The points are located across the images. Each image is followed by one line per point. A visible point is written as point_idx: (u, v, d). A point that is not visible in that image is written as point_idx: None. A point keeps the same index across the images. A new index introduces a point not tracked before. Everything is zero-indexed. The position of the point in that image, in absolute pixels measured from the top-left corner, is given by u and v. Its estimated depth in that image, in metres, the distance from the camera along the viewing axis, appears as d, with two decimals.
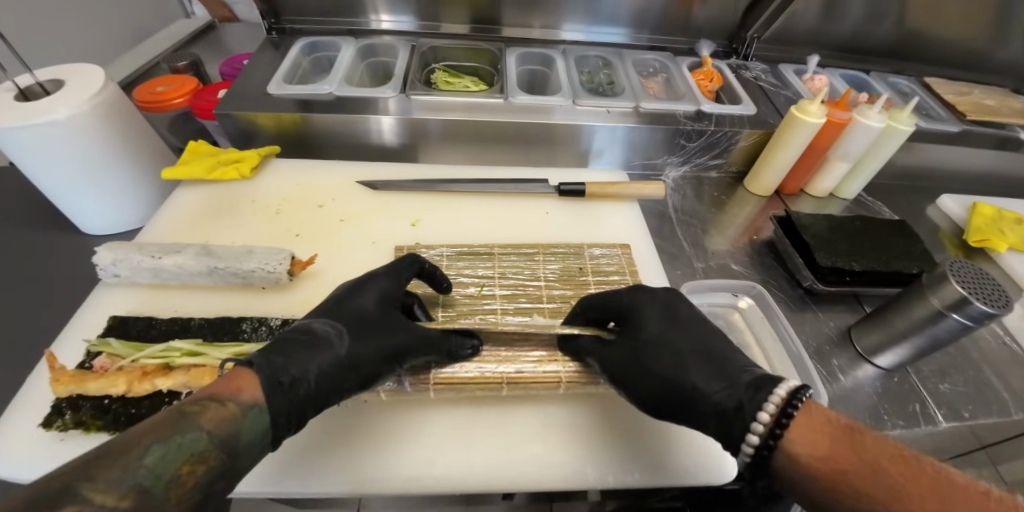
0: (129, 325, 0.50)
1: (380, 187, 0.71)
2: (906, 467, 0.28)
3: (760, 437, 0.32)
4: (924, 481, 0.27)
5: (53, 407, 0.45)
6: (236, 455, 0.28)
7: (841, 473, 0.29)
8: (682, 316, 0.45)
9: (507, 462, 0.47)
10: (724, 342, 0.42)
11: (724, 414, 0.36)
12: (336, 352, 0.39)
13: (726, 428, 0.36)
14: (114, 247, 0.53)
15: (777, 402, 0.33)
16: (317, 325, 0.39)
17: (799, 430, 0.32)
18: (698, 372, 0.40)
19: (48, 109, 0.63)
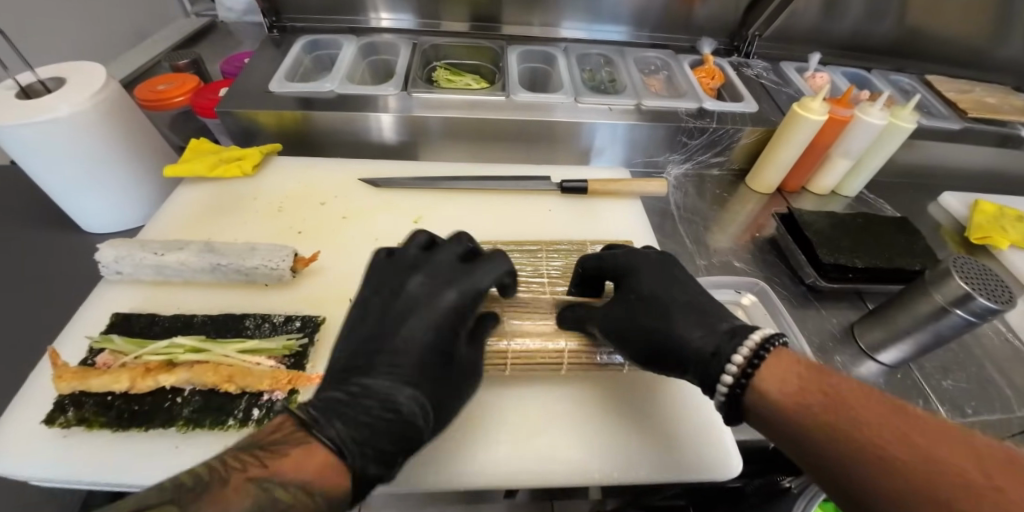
0: (131, 322, 0.50)
1: (382, 184, 0.71)
2: (870, 403, 0.28)
3: (731, 381, 0.33)
4: (886, 415, 0.28)
5: (55, 404, 0.44)
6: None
7: (809, 407, 0.30)
8: (677, 277, 0.45)
9: (512, 458, 0.46)
10: (708, 300, 0.42)
11: (703, 357, 0.36)
12: (420, 418, 0.35)
13: (703, 371, 0.36)
14: (116, 244, 0.53)
15: (750, 346, 0.34)
16: (397, 398, 0.35)
17: (771, 369, 0.32)
18: (684, 320, 0.39)
19: (50, 107, 0.63)
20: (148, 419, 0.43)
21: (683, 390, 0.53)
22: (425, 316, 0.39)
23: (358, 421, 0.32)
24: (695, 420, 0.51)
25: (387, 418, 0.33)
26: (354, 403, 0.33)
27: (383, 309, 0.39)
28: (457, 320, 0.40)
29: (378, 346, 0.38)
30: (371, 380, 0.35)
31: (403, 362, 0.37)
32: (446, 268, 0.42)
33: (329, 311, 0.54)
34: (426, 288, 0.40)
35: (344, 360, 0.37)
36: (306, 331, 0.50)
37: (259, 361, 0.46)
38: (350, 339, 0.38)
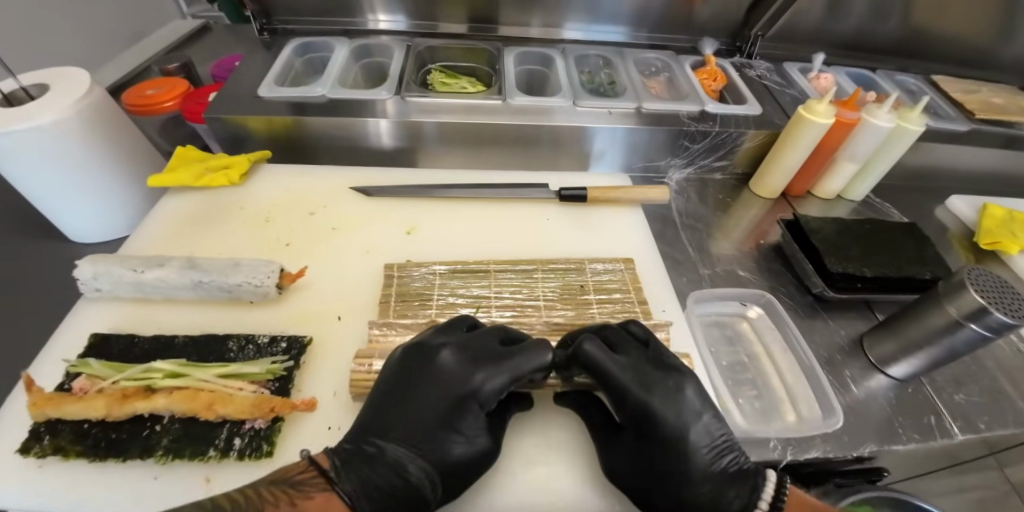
0: (110, 344, 0.48)
1: (374, 193, 0.68)
2: None
3: None
4: None
5: (31, 432, 0.42)
6: None
7: None
8: (694, 413, 0.43)
9: (509, 488, 0.43)
10: (704, 436, 0.42)
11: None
12: (429, 486, 0.38)
13: None
14: (95, 260, 0.51)
15: (768, 498, 0.40)
16: (410, 473, 0.38)
17: None
18: (702, 482, 0.41)
19: (27, 114, 0.61)
20: (124, 450, 0.41)
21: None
22: (449, 394, 0.41)
23: (369, 484, 0.36)
24: None
25: (395, 484, 0.37)
26: (370, 464, 0.37)
27: (412, 379, 0.42)
28: (480, 401, 0.42)
29: (400, 409, 0.41)
30: (390, 444, 0.39)
31: (421, 434, 0.40)
32: (477, 346, 0.44)
33: (318, 330, 0.52)
34: (455, 366, 0.42)
35: (371, 417, 0.41)
36: (290, 354, 0.47)
37: (241, 387, 0.44)
38: (380, 402, 0.42)
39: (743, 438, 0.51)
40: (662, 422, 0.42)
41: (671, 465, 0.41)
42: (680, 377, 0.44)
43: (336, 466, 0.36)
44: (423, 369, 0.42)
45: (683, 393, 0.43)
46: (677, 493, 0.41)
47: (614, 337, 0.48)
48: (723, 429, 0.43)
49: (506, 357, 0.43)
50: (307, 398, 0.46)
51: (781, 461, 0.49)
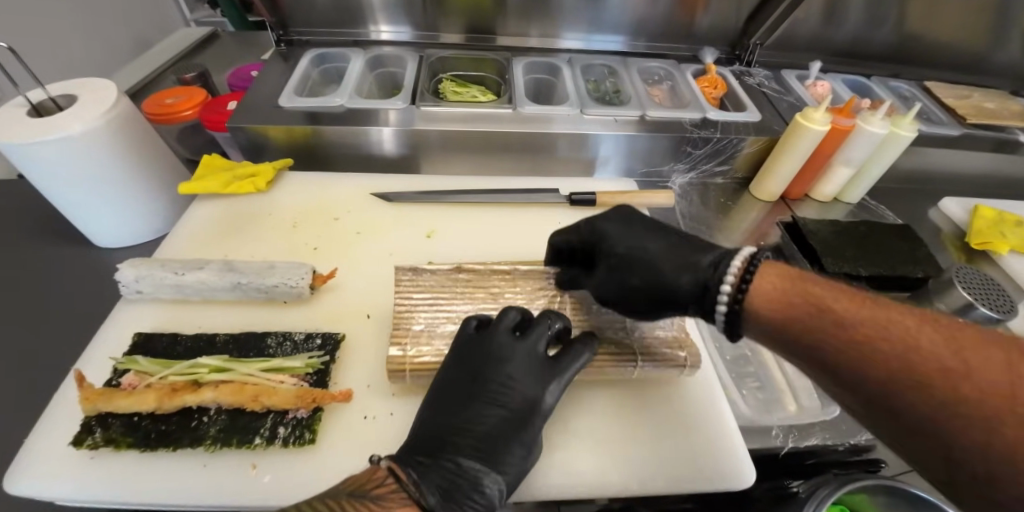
0: (154, 342, 0.51)
1: (394, 199, 0.72)
2: (855, 305, 0.33)
3: (728, 302, 0.39)
4: (869, 311, 0.32)
5: (84, 425, 0.45)
6: None
7: (798, 317, 0.34)
8: (626, 222, 0.50)
9: (530, 471, 0.47)
10: (645, 229, 0.48)
11: (698, 293, 0.42)
12: (498, 493, 0.40)
13: (703, 303, 0.42)
14: (137, 264, 0.53)
15: (736, 270, 0.39)
16: (484, 481, 0.39)
17: (765, 287, 0.37)
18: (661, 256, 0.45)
19: (63, 125, 0.64)
20: (175, 440, 0.44)
21: (708, 402, 0.54)
22: (513, 406, 0.43)
23: (453, 491, 0.38)
24: (715, 436, 0.51)
25: (473, 492, 0.38)
26: (448, 476, 0.38)
27: (475, 389, 0.43)
28: (542, 413, 0.44)
29: (466, 421, 0.42)
30: (463, 457, 0.40)
31: (488, 442, 0.41)
32: (535, 357, 0.46)
33: (348, 327, 0.55)
34: (519, 379, 0.44)
35: (433, 427, 0.42)
36: (326, 349, 0.51)
37: (283, 379, 0.47)
38: (444, 414, 0.43)
39: (747, 427, 0.55)
40: (606, 237, 0.50)
41: (633, 261, 0.46)
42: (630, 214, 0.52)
43: (417, 477, 0.37)
44: (478, 380, 0.44)
45: (627, 213, 0.51)
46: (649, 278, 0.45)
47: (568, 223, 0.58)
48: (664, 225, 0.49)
49: (561, 369, 0.46)
50: (344, 389, 0.49)
51: (782, 447, 0.53)
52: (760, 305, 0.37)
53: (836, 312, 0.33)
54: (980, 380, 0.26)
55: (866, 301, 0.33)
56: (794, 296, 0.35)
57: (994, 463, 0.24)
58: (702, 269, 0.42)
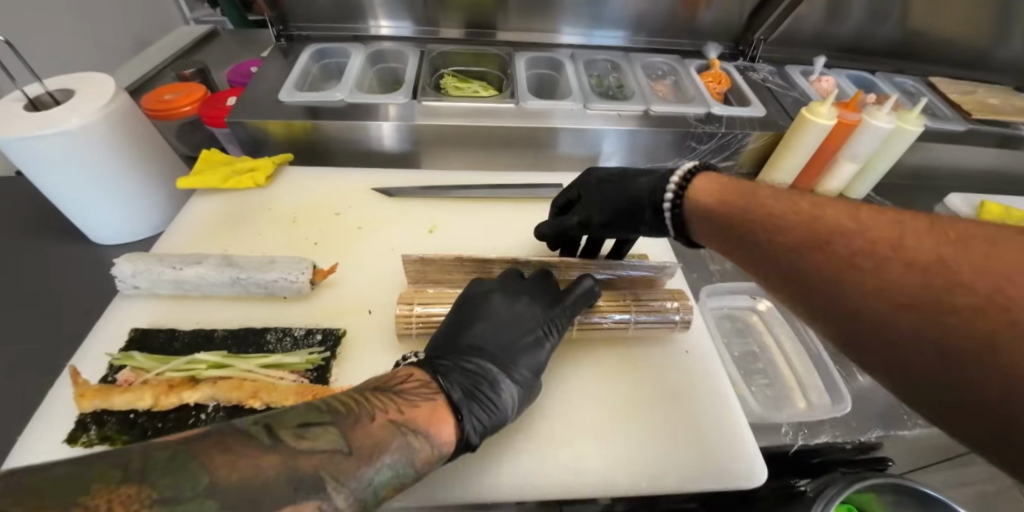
0: (151, 338, 0.50)
1: (395, 194, 0.71)
2: (784, 200, 0.36)
3: (675, 192, 0.47)
4: (792, 203, 0.35)
5: (78, 422, 0.44)
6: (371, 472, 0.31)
7: (738, 215, 0.38)
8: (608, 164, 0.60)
9: (537, 469, 0.46)
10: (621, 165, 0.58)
11: (653, 191, 0.50)
12: (514, 400, 0.43)
13: (656, 198, 0.50)
14: (134, 258, 0.52)
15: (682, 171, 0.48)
16: (499, 383, 0.42)
17: (712, 195, 0.43)
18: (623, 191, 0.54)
19: (61, 118, 0.63)
20: (171, 438, 0.42)
21: (718, 398, 0.53)
22: (526, 326, 0.47)
23: (472, 388, 0.40)
24: (726, 434, 0.50)
25: (489, 392, 0.41)
26: (468, 375, 0.41)
27: (491, 312, 0.48)
28: (552, 332, 0.48)
29: (484, 337, 0.46)
30: (482, 362, 0.43)
31: (504, 355, 0.45)
32: (544, 289, 0.51)
33: (350, 323, 0.54)
34: (530, 305, 0.48)
35: (450, 343, 0.46)
36: (327, 345, 0.50)
37: (283, 376, 0.46)
38: (461, 331, 0.46)
39: (756, 424, 0.54)
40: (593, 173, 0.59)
41: (611, 182, 0.55)
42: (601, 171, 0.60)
43: (439, 376, 0.40)
44: (489, 304, 0.48)
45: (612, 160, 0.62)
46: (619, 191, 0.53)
47: None
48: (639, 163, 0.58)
49: (568, 293, 0.50)
50: (344, 386, 0.48)
51: (792, 445, 0.52)
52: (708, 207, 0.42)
53: (765, 209, 0.36)
54: (867, 232, 0.28)
55: (799, 199, 0.35)
56: (733, 203, 0.40)
57: (862, 296, 0.27)
58: (659, 176, 0.51)
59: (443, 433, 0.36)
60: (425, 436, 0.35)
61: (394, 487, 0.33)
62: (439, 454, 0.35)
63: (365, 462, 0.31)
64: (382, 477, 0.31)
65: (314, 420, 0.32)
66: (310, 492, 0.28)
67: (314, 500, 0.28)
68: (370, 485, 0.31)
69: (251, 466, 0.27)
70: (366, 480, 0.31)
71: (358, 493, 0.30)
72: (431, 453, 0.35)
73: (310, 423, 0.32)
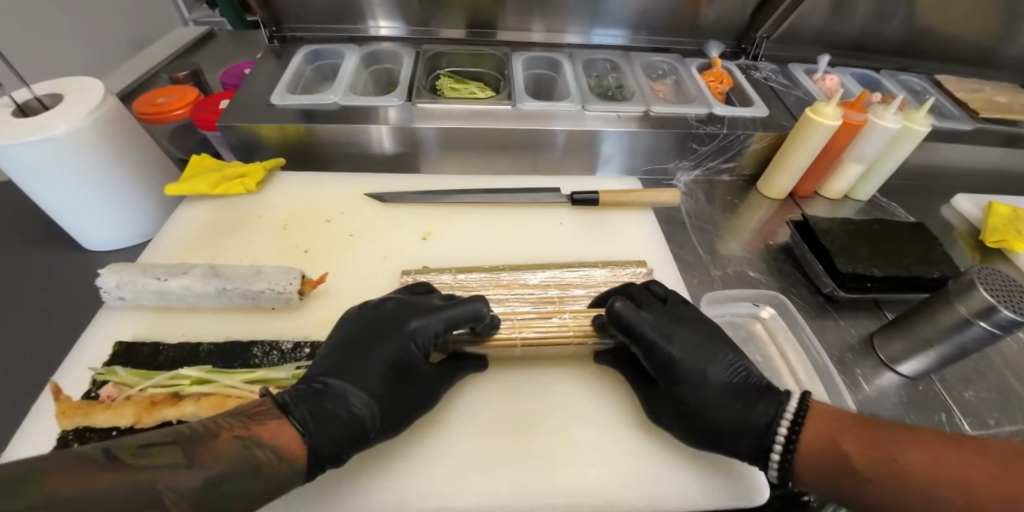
0: (135, 351, 0.48)
1: (388, 199, 0.69)
2: (871, 430, 0.40)
3: (782, 452, 0.41)
4: (885, 437, 0.39)
5: (59, 440, 0.42)
6: (216, 484, 0.31)
7: (868, 459, 0.38)
8: (705, 353, 0.48)
9: (535, 487, 0.45)
10: (715, 351, 0.48)
11: (747, 432, 0.43)
12: (371, 414, 0.43)
13: (754, 444, 0.43)
14: (118, 269, 0.51)
15: (787, 422, 0.42)
16: (351, 401, 0.42)
17: (811, 431, 0.41)
18: (724, 406, 0.45)
19: (45, 125, 0.61)
20: None
21: None
22: (391, 341, 0.47)
23: (319, 408, 0.40)
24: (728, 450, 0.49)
25: (341, 411, 0.41)
26: (319, 396, 0.41)
27: (362, 328, 0.48)
28: (417, 342, 0.47)
29: (341, 355, 0.46)
30: (336, 381, 0.43)
31: (369, 378, 0.44)
32: (418, 303, 0.50)
33: None
34: (396, 315, 0.49)
35: (314, 366, 0.45)
36: (315, 358, 0.48)
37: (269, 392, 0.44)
38: (331, 350, 0.46)
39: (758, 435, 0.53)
40: (678, 353, 0.47)
41: (695, 378, 0.46)
42: (683, 325, 0.50)
43: (287, 398, 0.40)
44: (353, 321, 0.49)
45: (700, 317, 0.52)
46: (710, 414, 0.45)
47: (636, 294, 0.54)
48: (738, 357, 0.48)
49: (441, 306, 0.49)
50: None
51: None
52: (815, 439, 0.40)
53: (890, 456, 0.37)
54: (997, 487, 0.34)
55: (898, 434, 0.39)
56: (842, 436, 0.39)
57: None
58: (762, 429, 0.43)
59: (292, 446, 0.37)
60: (275, 447, 0.35)
61: (244, 497, 0.33)
62: (291, 463, 0.36)
63: (208, 473, 0.31)
64: (228, 484, 0.32)
65: (161, 438, 0.32)
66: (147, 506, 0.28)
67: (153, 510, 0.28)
68: (217, 493, 0.31)
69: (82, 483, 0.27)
70: (210, 487, 0.31)
71: (199, 502, 0.30)
72: (280, 464, 0.35)
73: (154, 442, 0.31)
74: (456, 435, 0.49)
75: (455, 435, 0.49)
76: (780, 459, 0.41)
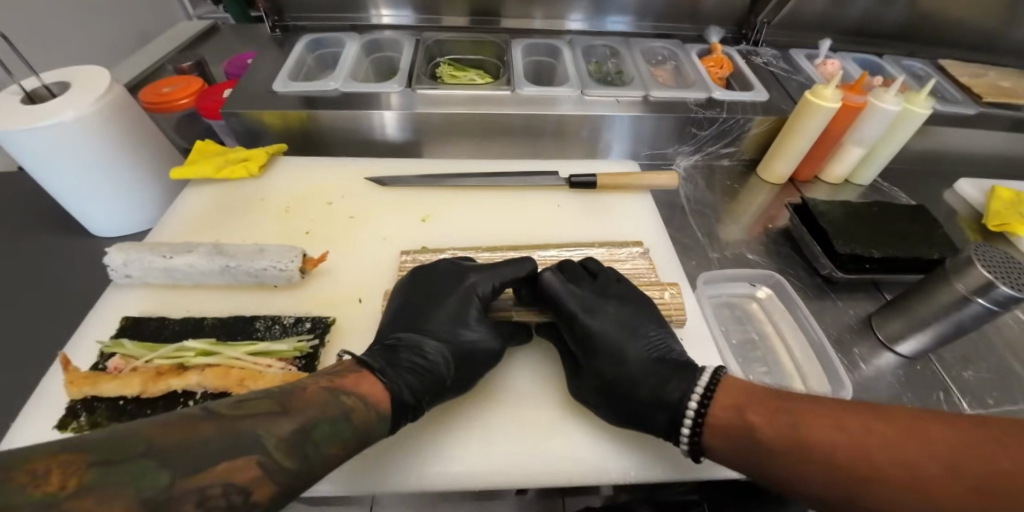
0: (142, 326, 0.49)
1: (388, 183, 0.70)
2: (775, 403, 0.40)
3: (691, 426, 0.42)
4: (788, 410, 0.39)
5: (69, 409, 0.43)
6: (310, 429, 0.32)
7: (768, 432, 0.38)
8: (627, 328, 0.50)
9: (528, 455, 0.46)
10: (637, 326, 0.50)
11: (663, 405, 0.44)
12: (447, 363, 0.46)
13: (667, 417, 0.44)
14: (125, 248, 0.52)
15: (698, 394, 0.43)
16: (426, 354, 0.46)
17: (718, 408, 0.41)
18: (642, 380, 0.46)
19: (53, 110, 0.63)
20: None
21: None
22: (452, 298, 0.50)
23: (398, 361, 0.44)
24: None
25: (419, 362, 0.45)
26: (395, 350, 0.46)
27: (423, 290, 0.52)
28: (477, 297, 0.50)
29: (409, 316, 0.50)
30: (410, 338, 0.47)
31: (441, 330, 0.49)
32: (468, 265, 0.54)
33: (340, 311, 0.54)
34: (453, 276, 0.52)
35: (386, 328, 0.49)
36: (316, 332, 0.49)
37: (271, 363, 0.46)
38: (398, 313, 0.50)
39: None
40: (598, 327, 0.49)
41: (614, 351, 0.48)
42: (606, 301, 0.52)
43: (369, 353, 0.44)
44: (413, 286, 0.52)
45: (633, 295, 0.54)
46: (628, 388, 0.46)
47: (570, 270, 0.55)
48: (659, 334, 0.50)
49: (494, 266, 0.53)
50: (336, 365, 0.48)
51: None
52: (723, 415, 0.41)
53: (790, 429, 0.38)
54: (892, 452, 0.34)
55: (801, 405, 0.39)
56: (747, 408, 0.40)
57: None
58: (675, 403, 0.44)
59: (376, 395, 0.39)
60: (358, 396, 0.37)
61: (336, 441, 0.34)
62: (375, 411, 0.38)
63: (300, 419, 0.32)
64: (320, 429, 0.32)
65: (247, 396, 0.32)
66: (250, 448, 0.28)
67: (253, 455, 0.28)
68: (311, 438, 0.32)
69: (186, 432, 0.27)
70: (304, 432, 0.32)
71: (296, 447, 0.31)
72: (367, 410, 0.37)
73: (246, 398, 0.32)
74: (450, 404, 0.50)
75: (453, 406, 0.49)
76: (690, 433, 0.42)
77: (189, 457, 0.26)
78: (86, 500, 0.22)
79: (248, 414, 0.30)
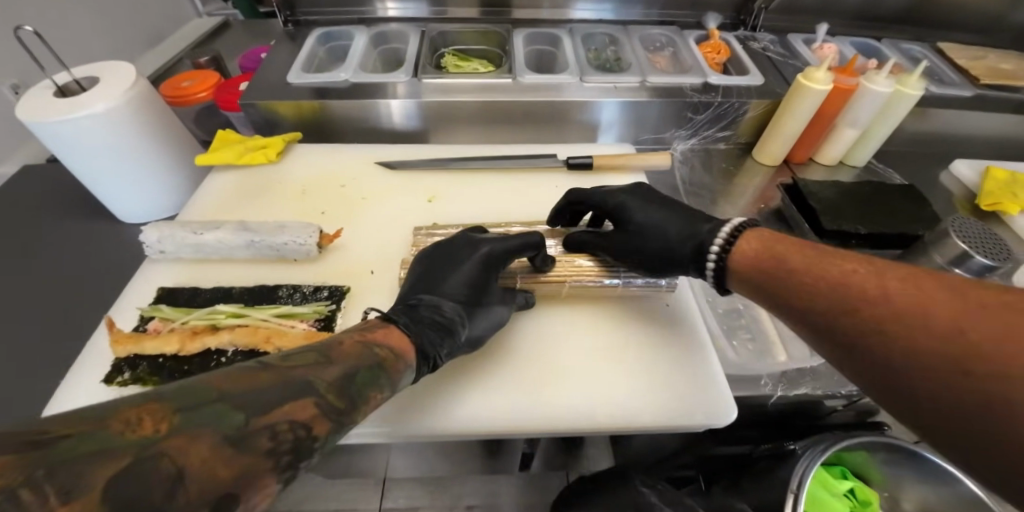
0: (175, 295, 0.55)
1: (397, 166, 0.74)
2: (803, 250, 0.42)
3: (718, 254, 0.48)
4: (813, 256, 0.41)
5: (114, 366, 0.49)
6: (352, 378, 0.37)
7: (777, 269, 0.42)
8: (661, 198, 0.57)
9: (529, 405, 0.52)
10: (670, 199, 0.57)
11: (694, 240, 0.51)
12: (462, 323, 0.51)
13: (698, 252, 0.51)
14: (159, 226, 0.57)
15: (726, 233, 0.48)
16: (443, 312, 0.50)
17: (745, 247, 0.46)
18: (674, 225, 0.53)
19: (86, 103, 0.68)
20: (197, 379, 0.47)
21: (697, 350, 0.58)
22: (466, 264, 0.54)
23: (419, 319, 0.49)
24: (703, 371, 0.56)
25: (439, 319, 0.49)
26: (415, 310, 0.50)
27: (439, 257, 0.56)
28: (489, 264, 0.54)
29: (427, 279, 0.54)
30: (428, 298, 0.51)
31: (456, 292, 0.52)
32: (480, 236, 0.58)
33: (355, 282, 0.59)
34: (466, 245, 0.56)
35: (405, 293, 0.54)
36: (333, 298, 0.55)
37: (294, 324, 0.51)
38: (416, 280, 0.55)
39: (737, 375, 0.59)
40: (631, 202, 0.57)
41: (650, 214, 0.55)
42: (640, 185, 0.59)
43: (392, 313, 0.48)
44: (430, 254, 0.57)
45: None
46: (662, 233, 0.53)
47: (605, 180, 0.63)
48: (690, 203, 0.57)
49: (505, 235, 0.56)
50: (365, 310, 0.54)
51: (772, 394, 0.58)
52: (747, 256, 0.45)
53: (802, 269, 0.40)
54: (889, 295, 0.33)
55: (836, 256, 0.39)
56: (778, 252, 0.43)
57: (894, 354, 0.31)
58: (705, 236, 0.50)
59: (403, 347, 0.44)
60: (389, 349, 0.42)
61: (374, 386, 0.38)
62: (403, 359, 0.43)
63: (342, 369, 0.37)
64: (362, 374, 0.37)
65: (294, 353, 0.37)
66: (306, 391, 0.33)
67: (310, 397, 0.32)
68: (353, 383, 0.36)
69: (249, 382, 0.30)
70: (347, 377, 0.36)
71: (344, 390, 0.35)
72: (397, 360, 0.42)
73: (291, 354, 0.36)
74: (464, 363, 0.56)
75: (465, 363, 0.56)
76: (717, 258, 0.48)
77: (257, 402, 0.29)
78: (181, 438, 0.24)
79: (297, 365, 0.34)
